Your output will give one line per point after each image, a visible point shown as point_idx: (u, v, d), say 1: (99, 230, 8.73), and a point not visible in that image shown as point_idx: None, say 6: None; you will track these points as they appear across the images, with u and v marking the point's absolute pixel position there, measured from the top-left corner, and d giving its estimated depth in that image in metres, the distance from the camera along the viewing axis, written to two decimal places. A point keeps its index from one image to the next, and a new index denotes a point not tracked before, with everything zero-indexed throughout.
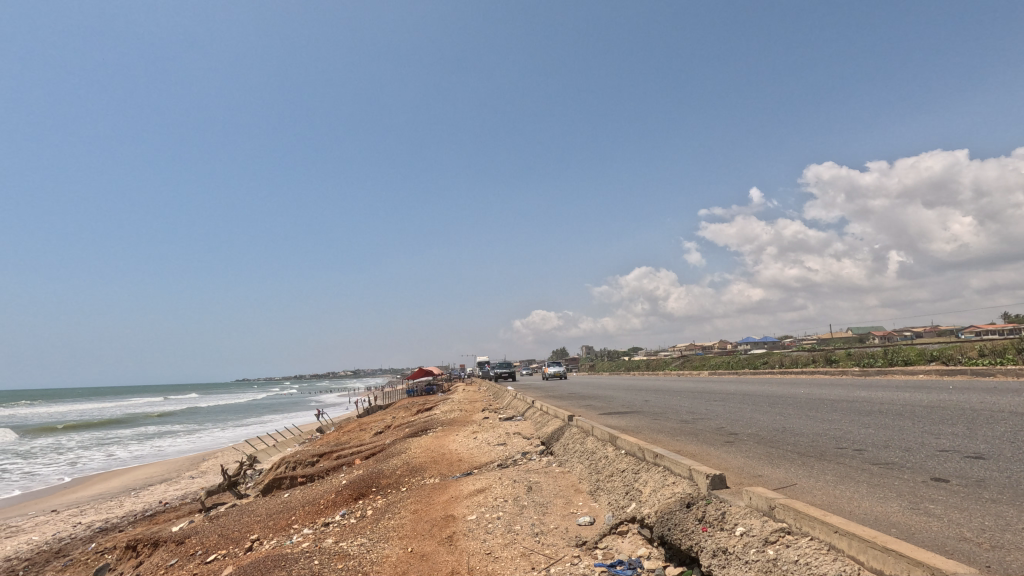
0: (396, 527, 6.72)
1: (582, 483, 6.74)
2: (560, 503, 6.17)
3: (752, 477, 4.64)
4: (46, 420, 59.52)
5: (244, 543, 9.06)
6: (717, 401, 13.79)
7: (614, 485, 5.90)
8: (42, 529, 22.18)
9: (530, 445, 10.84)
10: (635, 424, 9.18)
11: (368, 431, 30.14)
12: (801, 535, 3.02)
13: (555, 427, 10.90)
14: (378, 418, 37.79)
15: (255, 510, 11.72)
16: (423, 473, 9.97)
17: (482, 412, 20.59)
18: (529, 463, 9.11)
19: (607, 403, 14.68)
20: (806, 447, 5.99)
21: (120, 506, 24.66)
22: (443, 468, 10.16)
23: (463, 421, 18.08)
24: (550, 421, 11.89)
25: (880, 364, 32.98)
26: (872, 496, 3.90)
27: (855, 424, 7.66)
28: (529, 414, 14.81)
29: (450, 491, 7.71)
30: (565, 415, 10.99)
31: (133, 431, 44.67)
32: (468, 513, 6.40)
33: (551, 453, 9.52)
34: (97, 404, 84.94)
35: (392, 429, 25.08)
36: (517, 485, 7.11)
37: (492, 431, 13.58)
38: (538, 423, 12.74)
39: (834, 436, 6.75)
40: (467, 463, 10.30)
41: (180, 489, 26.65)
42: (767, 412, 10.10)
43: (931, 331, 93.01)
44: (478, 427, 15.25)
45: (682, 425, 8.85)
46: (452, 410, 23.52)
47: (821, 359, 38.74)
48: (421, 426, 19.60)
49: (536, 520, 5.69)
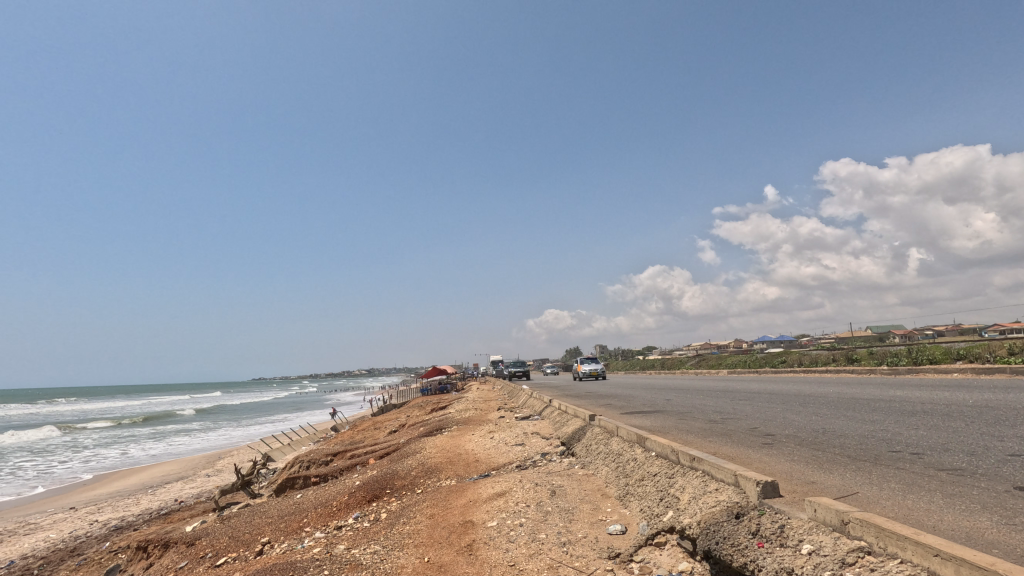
0: (411, 533, 6.34)
1: (609, 487, 6.29)
2: (587, 509, 5.73)
3: (807, 484, 4.16)
4: (65, 418, 60.09)
5: (254, 545, 8.79)
6: (743, 399, 13.28)
7: (646, 490, 5.45)
8: (59, 527, 22.18)
9: (549, 446, 10.42)
10: (662, 424, 8.70)
11: (382, 430, 29.96)
12: (887, 557, 2.57)
13: (575, 428, 10.45)
14: (392, 417, 37.56)
15: (268, 510, 11.46)
16: (438, 475, 9.61)
17: (498, 411, 20.20)
18: (550, 465, 8.68)
19: (628, 402, 14.20)
20: (856, 451, 5.49)
21: (136, 504, 24.66)
22: (460, 469, 9.78)
23: (479, 421, 17.68)
24: (570, 421, 11.44)
25: (904, 364, 32.02)
26: (952, 508, 3.42)
27: (903, 424, 7.13)
28: (547, 413, 14.40)
29: (467, 494, 7.31)
30: (585, 414, 10.56)
31: (150, 429, 44.92)
32: (488, 519, 5.98)
33: (573, 454, 9.07)
34: (117, 403, 86.04)
35: (406, 428, 24.78)
36: (539, 488, 6.68)
37: (509, 431, 13.17)
38: (557, 423, 12.32)
39: (883, 438, 6.22)
40: (484, 464, 9.91)
41: (195, 487, 26.62)
42: (800, 412, 9.58)
43: (954, 330, 90.80)
44: (493, 426, 14.87)
45: (712, 426, 8.35)
46: (466, 409, 23.16)
47: (842, 358, 37.78)
48: (435, 425, 19.28)
49: (562, 528, 5.26)
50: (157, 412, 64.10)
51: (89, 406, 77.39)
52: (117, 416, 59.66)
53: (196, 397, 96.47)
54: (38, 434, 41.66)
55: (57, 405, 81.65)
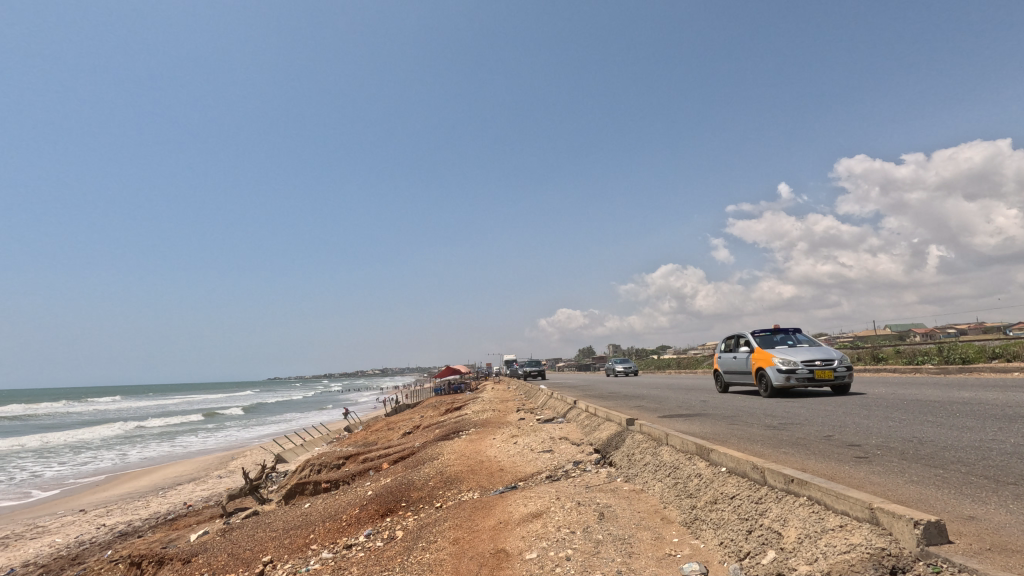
0: (433, 563, 5.34)
1: (668, 509, 5.23)
2: (648, 537, 4.67)
3: (968, 521, 3.08)
4: (81, 418, 60.33)
5: (255, 565, 7.88)
6: (787, 401, 12.12)
7: (724, 516, 4.40)
8: (66, 531, 21.59)
9: (581, 454, 9.34)
10: (714, 432, 7.59)
11: (397, 431, 29.19)
12: None
13: (610, 433, 9.39)
14: (406, 418, 36.73)
15: (273, 522, 10.54)
16: (459, 486, 8.64)
17: (517, 412, 19.26)
18: (586, 478, 7.63)
19: (660, 403, 13.19)
20: (990, 470, 4.39)
21: (146, 508, 24.01)
22: (482, 479, 8.81)
23: (498, 424, 16.58)
24: (602, 425, 10.38)
25: (935, 362, 30.64)
26: None
27: (1016, 434, 5.96)
28: (573, 416, 13.30)
29: (496, 513, 6.29)
30: (622, 418, 9.45)
31: (161, 430, 44.41)
32: (526, 549, 4.92)
33: (612, 464, 7.99)
34: (131, 402, 86.45)
35: (419, 430, 23.78)
36: (582, 509, 5.64)
37: (534, 434, 12.14)
38: (587, 428, 11.20)
39: (1007, 451, 5.08)
40: (510, 473, 8.88)
41: (206, 491, 25.92)
42: (867, 415, 8.46)
43: (978, 328, 88.37)
44: (515, 430, 13.79)
45: (775, 434, 7.22)
46: (483, 410, 22.07)
47: (867, 356, 36.40)
48: (452, 427, 18.36)
49: (620, 565, 4.21)
50: (174, 412, 64.16)
51: (109, 406, 78.04)
52: (132, 417, 59.70)
53: (212, 397, 97.05)
54: (52, 436, 41.47)
55: (80, 404, 82.77)
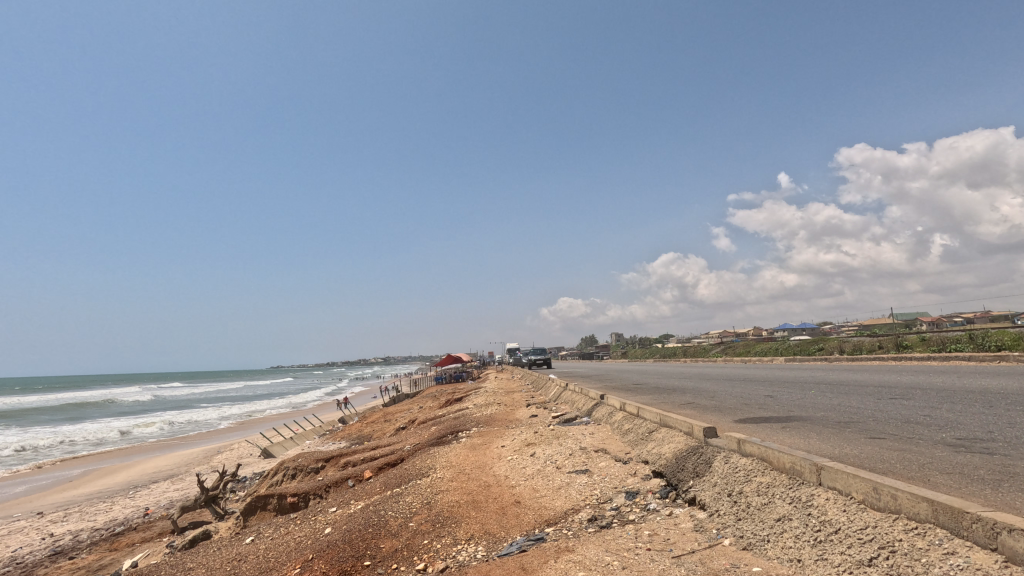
0: None
1: None
2: None
3: None
4: (68, 407, 57.80)
5: None
6: (893, 399, 9.08)
7: None
8: (10, 541, 18.78)
9: (634, 478, 6.34)
10: (881, 460, 4.53)
11: (390, 425, 26.36)
12: None
13: (676, 448, 6.36)
14: (403, 409, 34.06)
15: (196, 568, 7.53)
16: (455, 530, 5.64)
17: (527, 408, 16.23)
18: (664, 532, 4.63)
19: (719, 401, 10.20)
20: None
21: (104, 513, 21.18)
22: (489, 519, 5.79)
23: (506, 422, 13.57)
24: (658, 432, 7.32)
25: (966, 349, 27.75)
26: None
27: None
28: (605, 417, 10.29)
29: None
30: (692, 427, 6.41)
31: (141, 423, 41.36)
32: None
33: (697, 505, 5.03)
34: (118, 391, 83.55)
35: (414, 426, 20.91)
36: None
37: (557, 441, 9.08)
38: (631, 436, 8.15)
39: None
40: (530, 512, 5.84)
41: (176, 492, 23.05)
42: None
43: (985, 316, 85.74)
44: (530, 432, 10.72)
45: (1002, 465, 4.14)
46: (487, 403, 19.13)
47: (890, 343, 33.47)
48: (450, 425, 15.46)
49: None
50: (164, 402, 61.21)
51: (102, 395, 75.85)
52: (118, 408, 56.65)
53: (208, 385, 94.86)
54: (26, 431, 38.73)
55: (73, 394, 80.48)
